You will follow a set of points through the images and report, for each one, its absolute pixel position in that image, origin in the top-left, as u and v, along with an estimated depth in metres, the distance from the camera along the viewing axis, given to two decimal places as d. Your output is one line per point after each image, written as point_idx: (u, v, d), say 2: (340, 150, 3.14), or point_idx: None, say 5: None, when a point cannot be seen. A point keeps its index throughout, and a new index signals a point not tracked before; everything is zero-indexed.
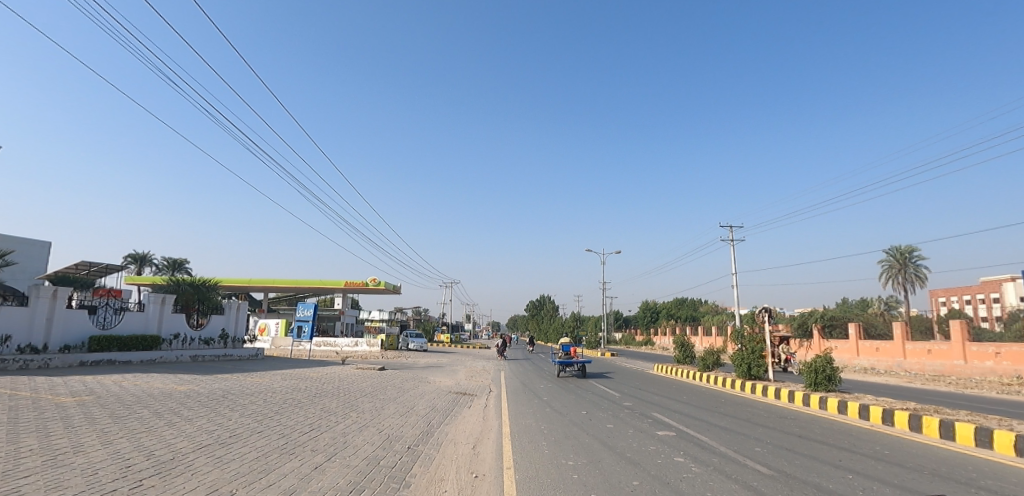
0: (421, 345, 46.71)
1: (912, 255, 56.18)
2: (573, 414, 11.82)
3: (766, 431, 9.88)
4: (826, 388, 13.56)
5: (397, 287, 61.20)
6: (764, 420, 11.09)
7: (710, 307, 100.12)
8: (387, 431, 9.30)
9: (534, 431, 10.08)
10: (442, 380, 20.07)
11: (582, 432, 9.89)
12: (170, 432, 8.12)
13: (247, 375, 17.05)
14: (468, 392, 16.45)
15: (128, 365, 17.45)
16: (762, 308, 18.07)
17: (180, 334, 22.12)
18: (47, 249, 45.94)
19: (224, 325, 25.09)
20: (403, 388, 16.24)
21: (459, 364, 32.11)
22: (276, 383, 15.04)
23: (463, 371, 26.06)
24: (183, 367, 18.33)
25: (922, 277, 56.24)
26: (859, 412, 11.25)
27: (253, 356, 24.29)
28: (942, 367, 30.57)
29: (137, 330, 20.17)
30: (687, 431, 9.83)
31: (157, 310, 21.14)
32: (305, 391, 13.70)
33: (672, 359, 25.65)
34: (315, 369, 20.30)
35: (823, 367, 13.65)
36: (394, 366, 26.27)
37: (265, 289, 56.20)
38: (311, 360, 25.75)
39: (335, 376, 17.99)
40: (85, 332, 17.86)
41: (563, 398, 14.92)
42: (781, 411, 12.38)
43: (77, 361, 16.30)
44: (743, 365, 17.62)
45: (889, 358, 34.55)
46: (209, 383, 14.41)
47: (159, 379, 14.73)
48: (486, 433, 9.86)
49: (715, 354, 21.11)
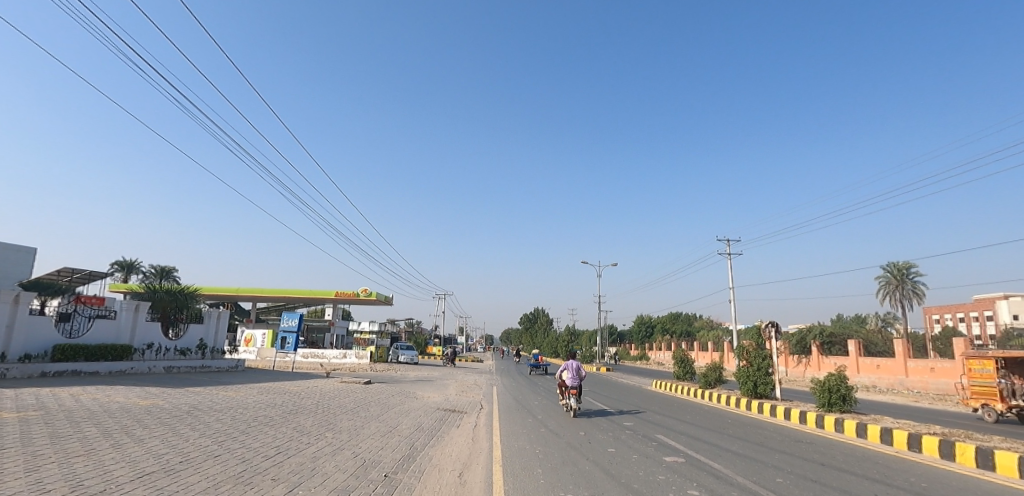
0: (411, 358, 45.50)
1: (910, 272, 55.75)
2: (571, 436, 10.89)
3: (783, 457, 9.00)
4: (840, 409, 12.66)
5: (390, 298, 60.02)
6: (779, 444, 10.19)
7: (704, 322, 99.22)
8: (363, 455, 8.31)
9: (528, 455, 9.13)
10: (431, 395, 19.05)
11: (581, 457, 8.97)
12: (113, 456, 7.13)
13: (221, 389, 15.91)
14: (457, 409, 15.40)
15: (94, 377, 16.31)
16: (770, 322, 17.32)
17: (154, 344, 20.98)
18: (33, 256, 44.56)
19: (203, 335, 23.98)
20: (387, 403, 15.15)
21: (450, 378, 31.03)
22: (250, 398, 13.92)
23: (454, 386, 24.95)
24: (154, 380, 17.14)
25: (919, 293, 55.75)
26: (881, 436, 10.39)
27: (233, 368, 23.13)
28: (946, 386, 29.78)
29: (107, 339, 19.02)
30: (696, 457, 8.94)
31: (129, 318, 20.02)
32: (280, 407, 12.63)
33: (671, 375, 24.73)
34: (296, 383, 19.17)
35: (837, 386, 12.81)
36: (382, 379, 25.20)
37: (253, 298, 54.85)
38: (294, 373, 24.63)
39: (317, 391, 16.93)
40: (49, 341, 16.75)
41: (560, 417, 13.97)
42: (794, 434, 11.49)
43: (37, 371, 15.16)
44: (749, 382, 16.72)
45: (891, 375, 33.73)
46: (176, 398, 13.28)
47: (123, 392, 13.59)
48: (474, 458, 8.91)
49: (717, 370, 20.24)
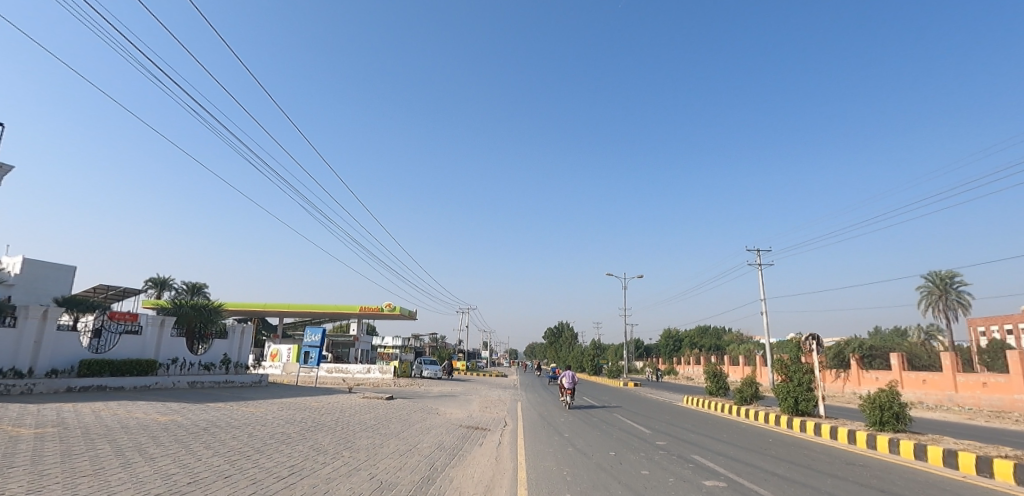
0: (435, 373, 45.13)
1: (953, 281, 53.01)
2: (599, 456, 10.25)
3: (836, 482, 8.19)
4: (893, 428, 11.64)
5: (413, 312, 59.98)
6: (829, 467, 9.36)
7: (734, 336, 96.34)
8: (380, 476, 7.85)
9: (555, 478, 8.52)
10: (453, 412, 18.55)
11: (613, 480, 8.33)
12: (120, 476, 6.83)
13: (242, 404, 15.71)
14: (480, 426, 14.84)
15: (119, 392, 16.36)
16: (810, 335, 16.30)
17: (179, 359, 21.10)
18: (73, 274, 46.21)
19: (228, 350, 24.03)
20: (408, 420, 14.72)
21: (473, 394, 30.47)
22: (269, 415, 13.67)
23: (477, 402, 24.38)
24: (178, 395, 17.10)
25: (965, 304, 52.91)
26: (944, 458, 9.41)
27: (256, 383, 23.10)
28: (1001, 402, 27.77)
29: (133, 354, 19.21)
30: (739, 481, 8.21)
31: (155, 333, 20.21)
32: (298, 424, 12.30)
33: (703, 390, 23.70)
34: (317, 398, 18.89)
35: (889, 403, 11.80)
36: (404, 395, 24.80)
37: (279, 314, 55.50)
38: (317, 388, 24.47)
39: (337, 407, 16.61)
40: (76, 356, 16.93)
41: (587, 436, 13.29)
42: (843, 455, 10.58)
43: (63, 386, 15.28)
44: (789, 398, 15.71)
45: (938, 391, 31.75)
46: (196, 414, 13.11)
47: (144, 408, 13.50)
48: (497, 480, 8.36)
49: (753, 386, 19.23)
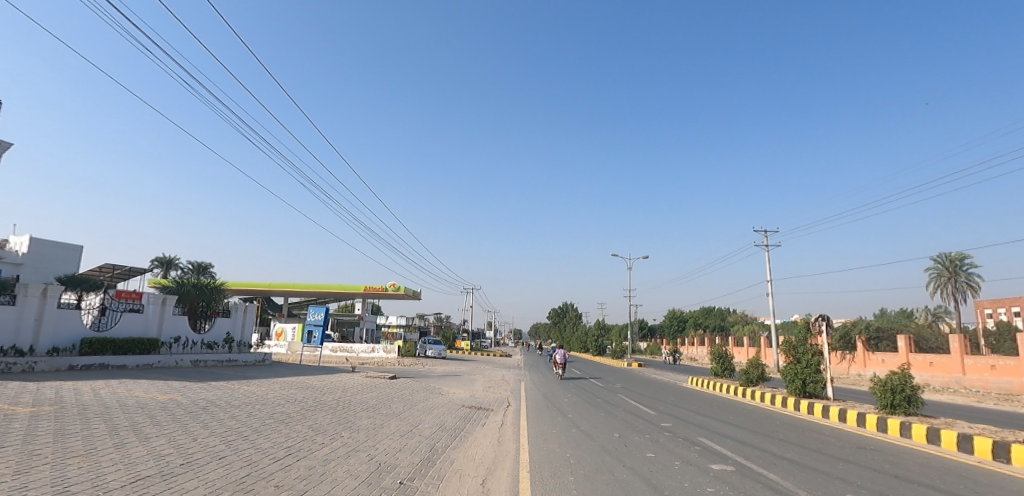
0: (439, 352, 45.33)
1: (963, 263, 52.26)
2: (603, 438, 10.06)
3: (848, 467, 7.95)
4: (905, 412, 11.37)
5: (417, 292, 60.04)
6: (839, 451, 9.11)
7: (738, 317, 96.11)
8: (379, 458, 7.65)
9: (558, 461, 8.31)
10: (456, 392, 18.47)
11: (618, 463, 8.11)
12: (111, 457, 6.65)
13: (243, 383, 15.63)
14: (483, 407, 14.71)
15: (121, 370, 16.31)
16: (820, 315, 15.92)
17: (181, 337, 21.09)
18: (81, 253, 46.37)
19: (230, 328, 24.02)
20: (410, 400, 14.62)
21: (477, 373, 30.46)
22: (270, 394, 13.55)
23: (481, 381, 24.34)
24: (180, 373, 17.06)
25: (974, 286, 52.28)
26: (959, 443, 9.12)
27: (259, 362, 23.10)
28: (1010, 385, 27.48)
29: (135, 332, 19.17)
30: (747, 466, 7.98)
31: (157, 312, 20.15)
32: (299, 403, 12.16)
33: (708, 371, 23.56)
34: (320, 377, 18.83)
35: (901, 386, 11.50)
36: (407, 374, 24.80)
37: (284, 293, 55.65)
38: (321, 367, 24.46)
39: (339, 386, 16.54)
40: (78, 334, 16.88)
41: (591, 417, 13.13)
42: (853, 438, 10.34)
43: (65, 364, 15.23)
44: (797, 380, 15.47)
45: (946, 373, 31.49)
46: (196, 392, 13.01)
47: (145, 386, 13.41)
48: (499, 462, 8.16)
49: (760, 367, 19.00)
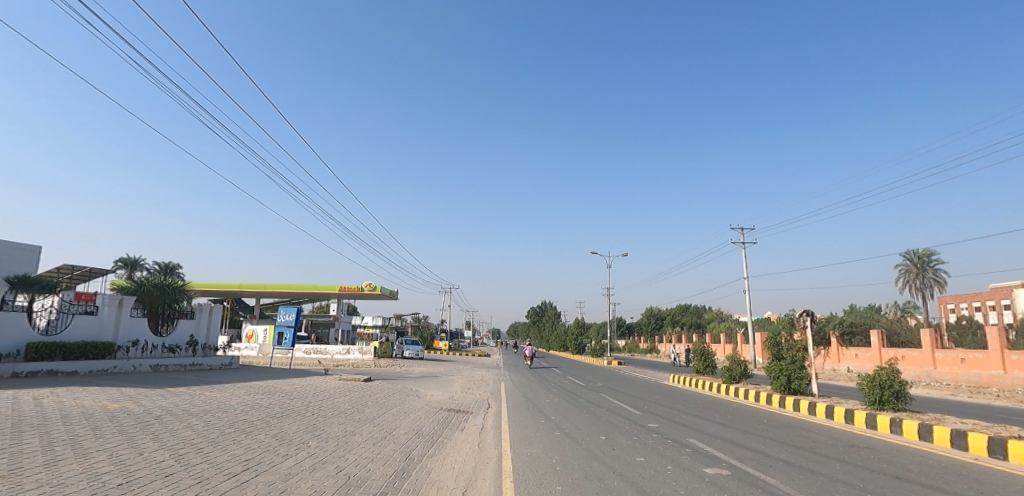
0: (416, 352, 44.43)
1: (931, 259, 53.81)
2: (590, 441, 9.57)
3: (846, 468, 7.61)
4: (893, 407, 11.21)
5: (394, 292, 58.87)
6: (832, 450, 8.80)
7: (714, 315, 97.37)
8: (349, 471, 6.99)
9: (543, 468, 7.76)
10: (434, 394, 17.78)
11: (607, 470, 7.60)
12: (37, 478, 5.80)
13: (205, 389, 14.63)
14: (463, 409, 14.07)
15: (71, 377, 15.12)
16: (804, 311, 15.77)
17: (140, 341, 19.88)
18: (39, 254, 43.82)
19: (194, 331, 22.84)
20: (386, 404, 13.89)
21: (456, 374, 29.73)
22: (233, 400, 12.64)
23: (460, 383, 23.64)
24: (136, 379, 15.93)
25: (941, 281, 53.85)
26: (952, 439, 8.91)
27: (226, 366, 21.96)
28: (979, 377, 28.18)
29: (88, 336, 17.94)
30: (743, 469, 7.55)
31: (113, 314, 18.93)
32: (264, 410, 11.32)
33: (690, 368, 23.40)
34: (290, 381, 17.90)
35: (889, 381, 11.33)
36: (383, 376, 23.92)
37: (256, 294, 53.85)
38: (291, 370, 23.38)
39: (311, 390, 15.66)
40: (22, 339, 15.65)
41: (575, 418, 12.63)
42: (844, 435, 10.08)
43: (7, 371, 14.05)
44: (782, 377, 15.24)
45: (917, 367, 32.13)
46: (151, 400, 12.01)
47: (94, 394, 12.34)
48: (479, 471, 7.57)
49: (742, 364, 18.87)
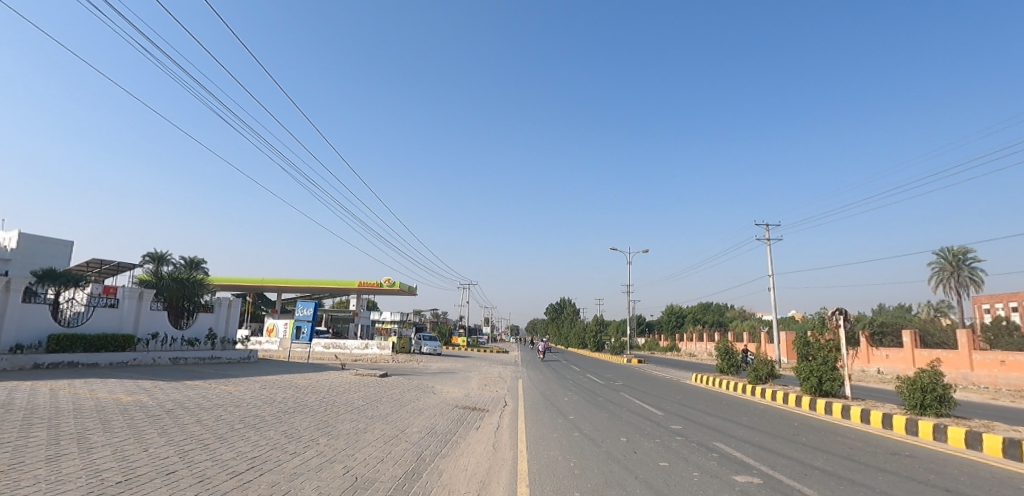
0: (434, 348, 44.41)
1: (966, 257, 51.60)
2: (610, 444, 9.13)
3: (889, 479, 7.02)
4: (936, 413, 10.47)
5: (413, 287, 58.95)
6: (872, 458, 8.19)
7: (736, 313, 95.49)
8: (356, 471, 6.67)
9: (560, 472, 7.34)
10: (450, 390, 17.50)
11: (628, 475, 7.15)
12: (36, 473, 5.63)
13: (221, 382, 14.59)
14: (478, 407, 13.73)
15: (91, 369, 15.23)
16: (837, 310, 15.00)
17: (160, 333, 20.03)
18: (71, 249, 45.17)
19: (213, 324, 22.95)
20: (400, 400, 13.63)
21: (473, 370, 29.49)
22: (247, 394, 12.52)
23: (476, 379, 23.36)
24: (155, 372, 16.01)
25: (977, 280, 51.62)
26: (1005, 449, 8.20)
27: (244, 359, 22.06)
28: (1020, 381, 26.80)
29: (109, 328, 18.17)
30: (775, 477, 7.04)
31: (133, 307, 19.11)
32: (276, 405, 11.15)
33: (714, 367, 22.70)
34: (306, 375, 17.82)
35: (932, 385, 10.59)
36: (399, 372, 23.74)
37: (277, 289, 54.51)
38: (308, 364, 23.38)
39: (326, 385, 15.52)
40: (45, 331, 15.88)
41: (595, 419, 12.18)
42: (883, 442, 9.42)
43: (28, 363, 14.23)
44: (812, 378, 14.53)
45: (953, 369, 30.76)
46: (166, 393, 11.96)
47: (111, 387, 12.36)
48: (493, 474, 7.18)
49: (769, 364, 18.16)
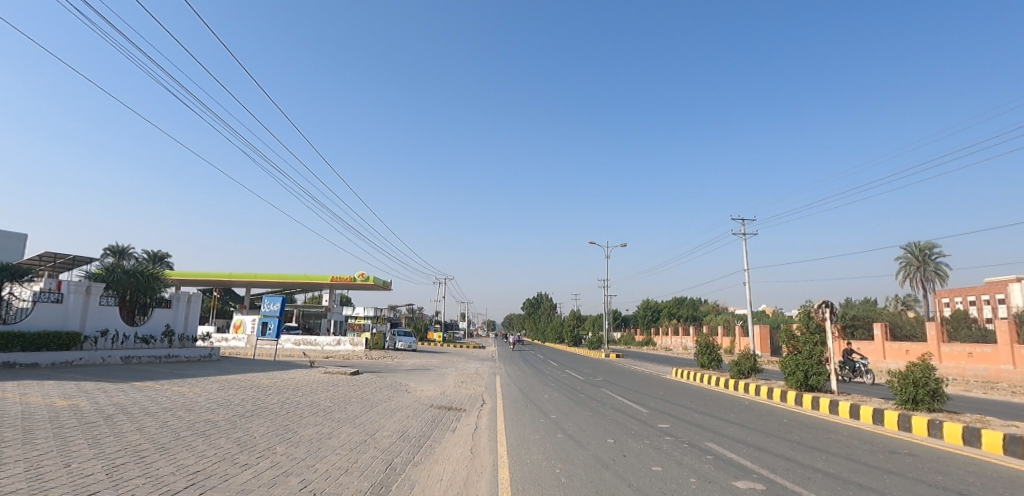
0: (409, 344, 43.39)
1: (932, 252, 53.11)
2: (597, 446, 8.49)
3: (897, 482, 6.56)
4: (927, 408, 10.21)
5: (388, 282, 57.60)
6: (873, 457, 7.77)
7: (710, 308, 96.90)
8: (315, 486, 5.84)
9: (545, 480, 6.62)
10: (426, 388, 16.72)
11: (620, 483, 6.48)
12: None
13: (175, 383, 13.44)
14: (455, 406, 13.01)
15: (29, 370, 13.87)
16: (823, 302, 14.74)
17: (110, 331, 18.65)
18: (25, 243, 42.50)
19: (171, 321, 21.62)
20: (371, 401, 12.76)
21: (450, 367, 28.73)
22: (201, 397, 11.45)
23: (453, 376, 22.57)
24: (103, 372, 14.76)
25: (942, 274, 53.16)
26: (1006, 445, 7.86)
27: (204, 358, 20.79)
28: (987, 372, 27.45)
29: (52, 325, 16.75)
30: (778, 483, 6.49)
31: (79, 303, 17.71)
32: (233, 408, 10.16)
33: (694, 362, 22.44)
34: (271, 374, 16.74)
35: (924, 379, 10.31)
36: (371, 369, 22.76)
37: (245, 284, 52.43)
38: (275, 362, 22.21)
39: (292, 384, 14.53)
40: None
41: (578, 418, 11.56)
42: (878, 439, 9.05)
43: None
44: (798, 372, 14.28)
45: None
46: (110, 396, 10.82)
47: (47, 389, 11.13)
48: (471, 484, 6.43)
49: (752, 358, 17.91)
